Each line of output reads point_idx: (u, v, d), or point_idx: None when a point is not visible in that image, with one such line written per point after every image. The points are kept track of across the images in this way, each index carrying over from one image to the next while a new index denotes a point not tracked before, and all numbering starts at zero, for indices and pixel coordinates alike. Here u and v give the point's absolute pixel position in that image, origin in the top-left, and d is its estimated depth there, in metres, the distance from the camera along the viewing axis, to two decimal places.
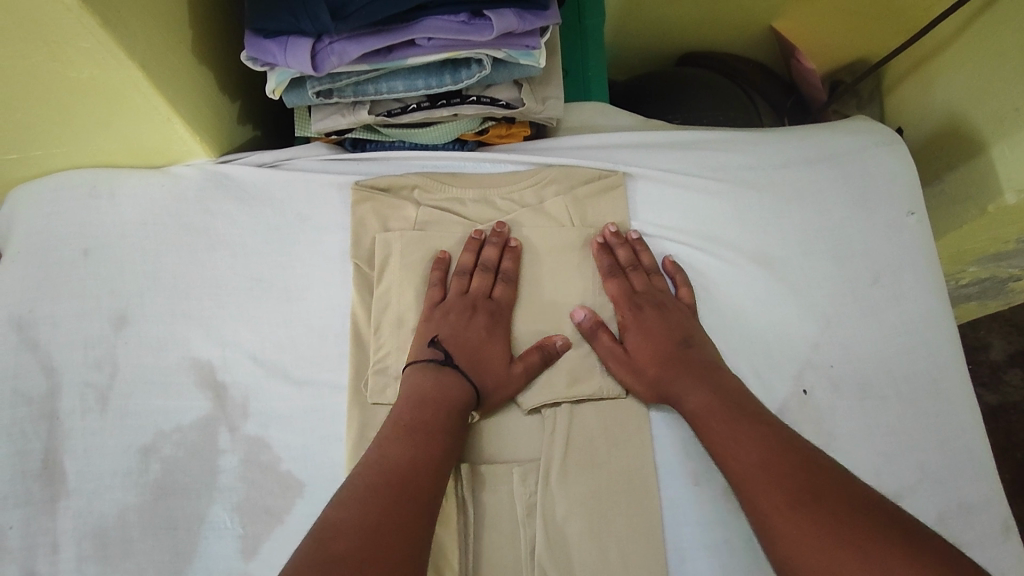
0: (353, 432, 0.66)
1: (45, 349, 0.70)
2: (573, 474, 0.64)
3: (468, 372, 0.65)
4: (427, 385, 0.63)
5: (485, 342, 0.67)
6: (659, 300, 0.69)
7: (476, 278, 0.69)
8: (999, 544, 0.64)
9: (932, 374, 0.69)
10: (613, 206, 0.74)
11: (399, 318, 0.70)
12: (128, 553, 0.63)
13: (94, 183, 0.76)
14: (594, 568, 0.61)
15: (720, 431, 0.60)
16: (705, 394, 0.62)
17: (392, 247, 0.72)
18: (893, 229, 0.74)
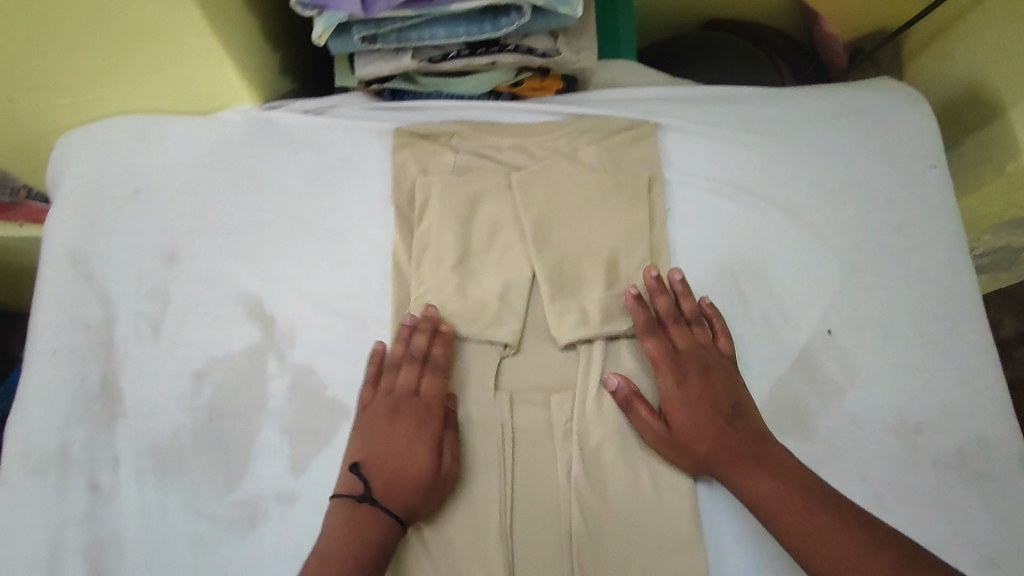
0: None
1: (100, 281, 0.73)
2: (606, 402, 0.69)
3: (386, 489, 0.61)
4: (347, 519, 0.60)
5: (408, 448, 0.63)
6: (703, 360, 0.67)
7: (402, 373, 0.67)
8: (1015, 476, 0.66)
9: (954, 317, 0.71)
10: (644, 154, 0.77)
11: (439, 258, 0.73)
12: (184, 468, 0.67)
13: (144, 126, 0.79)
14: (625, 489, 0.66)
15: (774, 510, 0.59)
16: (758, 479, 0.61)
17: (433, 190, 0.75)
18: (915, 180, 0.76)
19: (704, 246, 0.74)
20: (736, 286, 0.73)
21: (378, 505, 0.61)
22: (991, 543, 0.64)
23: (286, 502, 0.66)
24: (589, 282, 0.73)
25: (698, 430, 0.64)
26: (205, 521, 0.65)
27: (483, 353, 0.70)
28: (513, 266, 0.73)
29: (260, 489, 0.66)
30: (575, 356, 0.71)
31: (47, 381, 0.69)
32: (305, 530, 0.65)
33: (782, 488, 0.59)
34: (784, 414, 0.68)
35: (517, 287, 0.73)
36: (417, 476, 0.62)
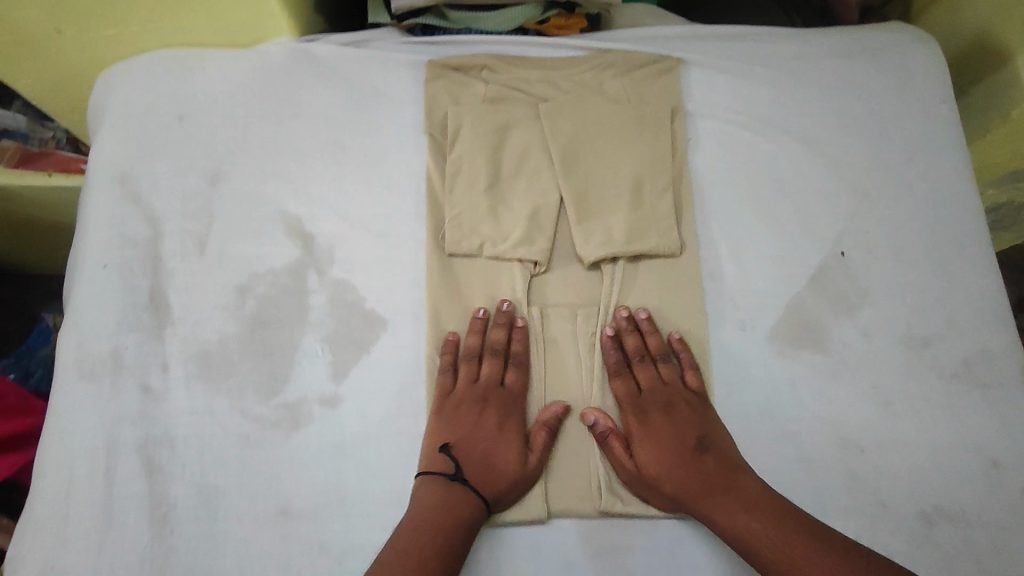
0: (433, 276, 0.73)
1: (147, 201, 0.76)
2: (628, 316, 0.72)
3: (477, 474, 0.65)
4: (439, 494, 0.63)
5: (497, 438, 0.67)
6: (667, 396, 0.69)
7: (485, 365, 0.70)
8: (1016, 387, 0.70)
9: (961, 241, 0.75)
10: (667, 88, 0.80)
11: (471, 181, 0.76)
12: (230, 373, 0.71)
13: (186, 57, 0.82)
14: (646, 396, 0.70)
15: (751, 542, 0.60)
16: (737, 512, 0.62)
17: (464, 118, 0.78)
18: (927, 113, 0.80)
19: (724, 174, 0.78)
20: (754, 210, 0.76)
21: (468, 486, 0.64)
22: (993, 446, 0.68)
23: (328, 405, 0.70)
24: (615, 205, 0.76)
25: (667, 468, 0.65)
26: (251, 422, 0.69)
27: (514, 270, 0.74)
28: (542, 191, 0.77)
29: (303, 392, 0.70)
30: (600, 275, 0.75)
31: (99, 292, 0.73)
32: (346, 429, 0.69)
33: (759, 522, 0.61)
34: (799, 328, 0.72)
35: (546, 209, 0.76)
36: (509, 467, 0.65)
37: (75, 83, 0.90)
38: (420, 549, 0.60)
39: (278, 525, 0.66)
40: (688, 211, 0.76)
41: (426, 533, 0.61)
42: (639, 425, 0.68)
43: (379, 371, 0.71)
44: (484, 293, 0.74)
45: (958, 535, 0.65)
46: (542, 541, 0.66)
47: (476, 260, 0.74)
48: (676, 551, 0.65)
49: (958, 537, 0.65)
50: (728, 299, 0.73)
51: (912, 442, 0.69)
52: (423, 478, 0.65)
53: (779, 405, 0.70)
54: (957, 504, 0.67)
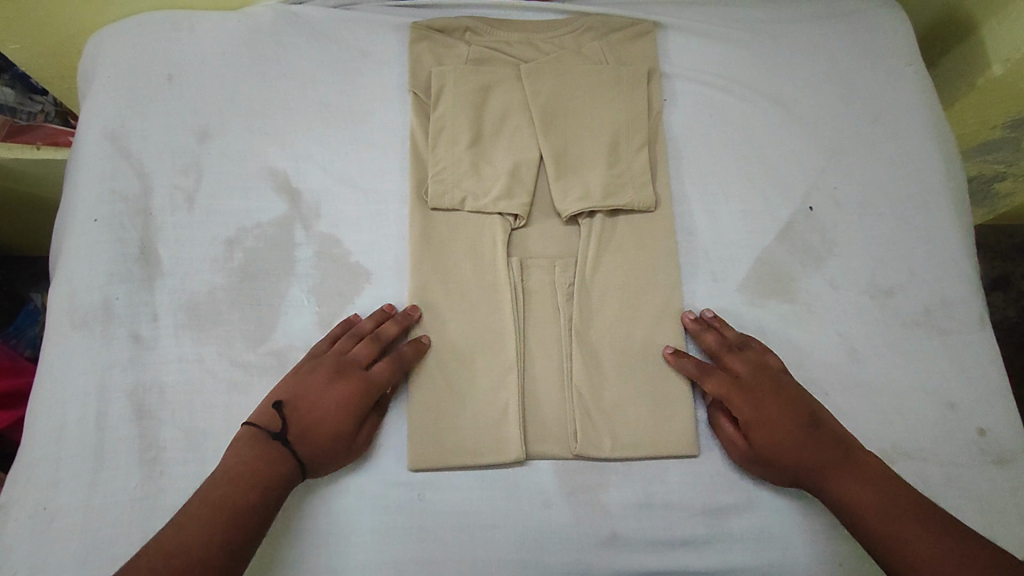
0: (416, 230, 0.75)
1: (137, 157, 0.78)
2: (605, 268, 0.75)
3: (303, 438, 0.63)
4: (260, 446, 0.62)
5: (336, 411, 0.64)
6: (767, 380, 0.66)
7: (360, 345, 0.68)
8: (976, 333, 0.73)
9: (923, 196, 0.78)
10: (645, 50, 0.83)
11: (453, 138, 0.78)
12: (218, 322, 0.72)
13: (176, 19, 0.84)
14: (619, 344, 0.72)
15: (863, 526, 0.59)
16: (855, 487, 0.60)
17: (445, 74, 0.80)
18: (893, 76, 0.83)
19: (699, 132, 0.80)
20: (728, 167, 0.79)
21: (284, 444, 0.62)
22: (953, 389, 0.71)
23: None
24: (592, 162, 0.78)
25: (784, 449, 0.63)
26: (238, 368, 0.71)
27: (495, 223, 0.76)
28: (522, 149, 0.79)
29: (289, 340, 0.72)
30: (577, 229, 0.77)
31: (89, 244, 0.74)
32: None
33: (872, 494, 0.59)
34: (769, 278, 0.75)
35: (525, 166, 0.78)
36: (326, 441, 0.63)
37: (66, 46, 0.91)
38: (215, 497, 0.58)
39: None
40: (662, 167, 0.78)
41: (229, 484, 0.59)
42: (753, 410, 0.65)
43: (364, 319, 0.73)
44: (465, 244, 0.75)
45: (918, 473, 0.68)
46: (520, 481, 0.67)
47: (457, 214, 0.76)
48: (650, 493, 0.67)
49: (917, 475, 0.68)
50: (702, 250, 0.76)
51: (877, 385, 0.71)
52: (245, 428, 0.63)
53: None
54: (915, 444, 0.69)
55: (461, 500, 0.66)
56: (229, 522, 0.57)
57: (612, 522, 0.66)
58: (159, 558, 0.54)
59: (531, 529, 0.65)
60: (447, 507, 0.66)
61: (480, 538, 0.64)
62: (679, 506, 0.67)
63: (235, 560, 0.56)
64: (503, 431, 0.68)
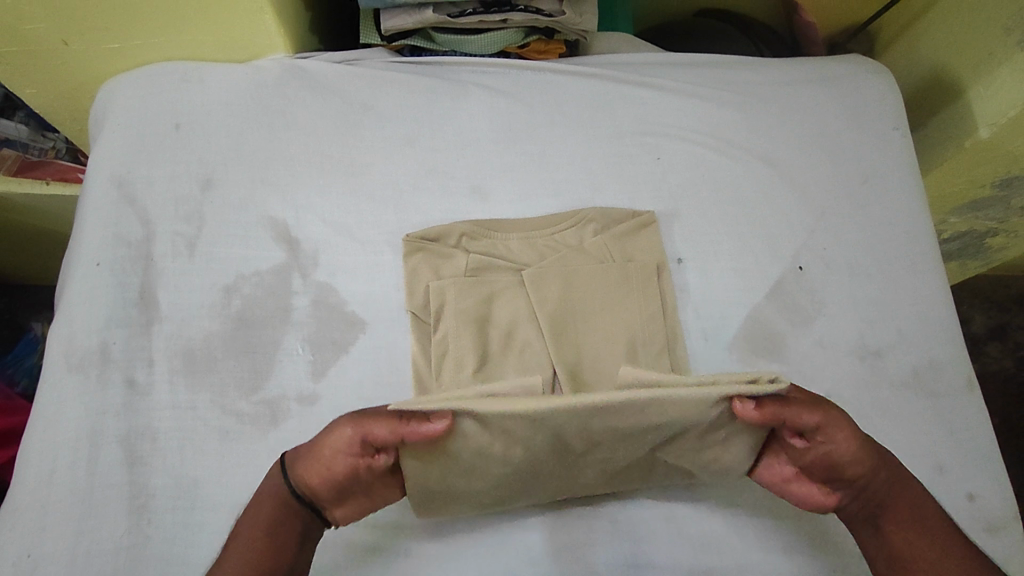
0: (416, 301, 0.76)
1: (141, 203, 0.80)
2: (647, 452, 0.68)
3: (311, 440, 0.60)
4: (278, 498, 0.59)
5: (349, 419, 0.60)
6: None
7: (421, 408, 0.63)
8: (965, 396, 0.74)
9: (912, 259, 0.80)
10: (644, 266, 0.77)
11: (459, 362, 0.73)
12: (212, 369, 0.73)
13: (185, 70, 0.87)
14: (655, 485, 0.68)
15: (918, 547, 0.58)
16: (914, 493, 0.61)
17: (446, 305, 0.75)
18: (882, 141, 0.86)
19: (691, 190, 0.82)
20: (720, 226, 0.81)
21: (291, 488, 0.59)
22: (942, 453, 0.71)
23: (306, 402, 0.72)
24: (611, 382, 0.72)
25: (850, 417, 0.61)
26: (230, 416, 0.71)
27: None
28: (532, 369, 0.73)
29: (282, 388, 0.72)
30: None
31: (90, 288, 0.75)
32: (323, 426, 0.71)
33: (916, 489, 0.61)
34: (759, 337, 0.75)
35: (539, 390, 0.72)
36: (325, 468, 0.58)
37: (77, 92, 0.94)
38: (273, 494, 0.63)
39: None
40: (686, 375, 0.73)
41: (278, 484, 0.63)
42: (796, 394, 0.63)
43: (357, 369, 0.73)
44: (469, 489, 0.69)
45: None
46: (507, 535, 0.67)
47: None
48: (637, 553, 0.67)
49: None
50: (693, 310, 0.77)
51: None
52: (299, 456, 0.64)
53: None
54: None
55: (448, 556, 0.66)
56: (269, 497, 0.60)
57: None
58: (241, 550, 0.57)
59: None
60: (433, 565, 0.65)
61: None
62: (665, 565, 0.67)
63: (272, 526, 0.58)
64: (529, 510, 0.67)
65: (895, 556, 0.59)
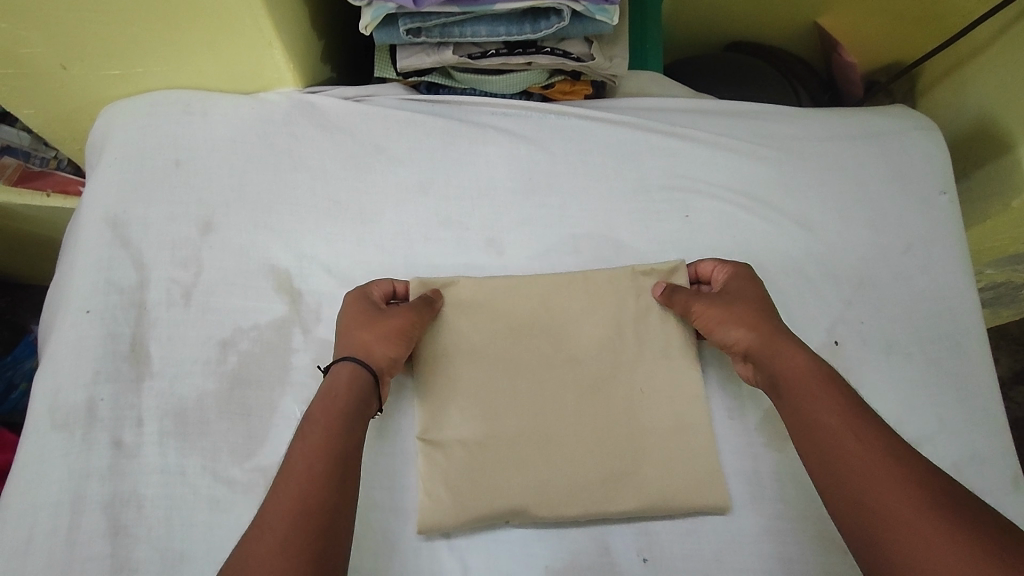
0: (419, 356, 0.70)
1: (136, 245, 0.76)
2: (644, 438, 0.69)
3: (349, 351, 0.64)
4: (356, 377, 0.62)
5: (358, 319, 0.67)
6: None
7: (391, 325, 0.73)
8: (1009, 492, 0.69)
9: (954, 337, 0.75)
10: (663, 328, 0.73)
11: (469, 420, 0.68)
12: (204, 432, 0.68)
13: (189, 101, 0.82)
14: (646, 467, 0.67)
15: (818, 406, 0.58)
16: (798, 355, 0.62)
17: (465, 340, 0.71)
18: (926, 205, 0.80)
19: (722, 252, 0.77)
20: None
21: (365, 366, 0.63)
22: None
23: None
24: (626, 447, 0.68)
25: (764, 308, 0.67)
26: (221, 484, 0.67)
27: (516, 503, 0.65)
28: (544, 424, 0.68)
29: (278, 456, 0.68)
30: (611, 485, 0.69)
31: (78, 337, 0.71)
32: None
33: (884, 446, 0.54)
34: None
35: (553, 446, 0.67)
36: (395, 340, 0.66)
37: (74, 117, 0.89)
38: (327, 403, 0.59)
39: None
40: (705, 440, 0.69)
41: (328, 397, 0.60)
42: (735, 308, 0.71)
43: None
44: (473, 504, 0.65)
45: None
46: None
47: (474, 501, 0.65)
48: None
49: None
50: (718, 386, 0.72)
51: None
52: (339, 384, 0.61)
53: (770, 502, 0.69)
54: None
55: None
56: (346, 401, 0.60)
57: None
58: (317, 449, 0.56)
59: None
60: None
61: None
62: None
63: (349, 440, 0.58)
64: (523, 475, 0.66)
65: (797, 415, 0.59)
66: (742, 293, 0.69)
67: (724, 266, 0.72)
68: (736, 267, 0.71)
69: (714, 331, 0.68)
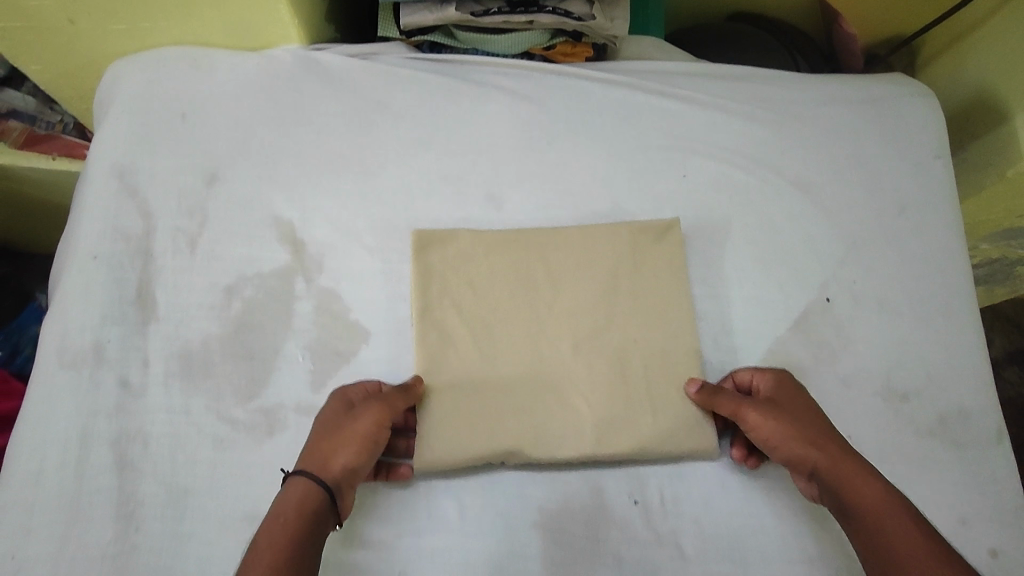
0: (418, 301, 0.72)
1: (142, 195, 0.77)
2: (634, 380, 0.70)
3: (308, 459, 0.61)
4: (305, 493, 0.58)
5: (325, 421, 0.64)
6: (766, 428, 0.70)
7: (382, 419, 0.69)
8: (992, 445, 0.71)
9: (945, 297, 0.77)
10: (656, 274, 0.74)
11: (465, 360, 0.70)
12: (209, 374, 0.70)
13: (194, 57, 0.83)
14: (634, 406, 0.69)
15: (880, 522, 0.56)
16: (861, 476, 0.59)
17: (469, 286, 0.73)
18: (920, 169, 0.82)
19: (717, 211, 0.78)
20: (745, 251, 0.77)
21: (320, 481, 0.59)
22: (965, 505, 0.68)
23: (304, 412, 0.70)
24: (616, 388, 0.70)
25: (805, 412, 0.65)
26: (225, 423, 0.69)
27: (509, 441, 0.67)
28: (536, 366, 0.70)
29: (280, 398, 0.70)
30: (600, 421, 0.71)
31: (85, 282, 0.73)
32: None
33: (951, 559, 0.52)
34: None
35: (546, 389, 0.70)
36: (358, 447, 0.61)
37: (82, 72, 0.91)
38: (281, 511, 0.57)
39: (243, 533, 0.65)
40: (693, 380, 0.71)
41: (281, 508, 0.57)
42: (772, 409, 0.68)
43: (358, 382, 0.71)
44: (467, 443, 0.67)
45: None
46: (506, 567, 0.64)
47: (467, 438, 0.67)
48: None
49: None
50: (711, 338, 0.73)
51: None
52: (292, 496, 0.58)
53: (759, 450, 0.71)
54: None
55: None
56: (303, 502, 0.57)
57: None
58: (272, 550, 0.54)
59: None
60: None
61: None
62: None
63: (314, 536, 0.56)
64: (515, 415, 0.68)
65: (875, 539, 0.55)
66: (794, 408, 0.65)
67: (766, 375, 0.68)
68: (779, 376, 0.68)
69: (777, 446, 0.63)
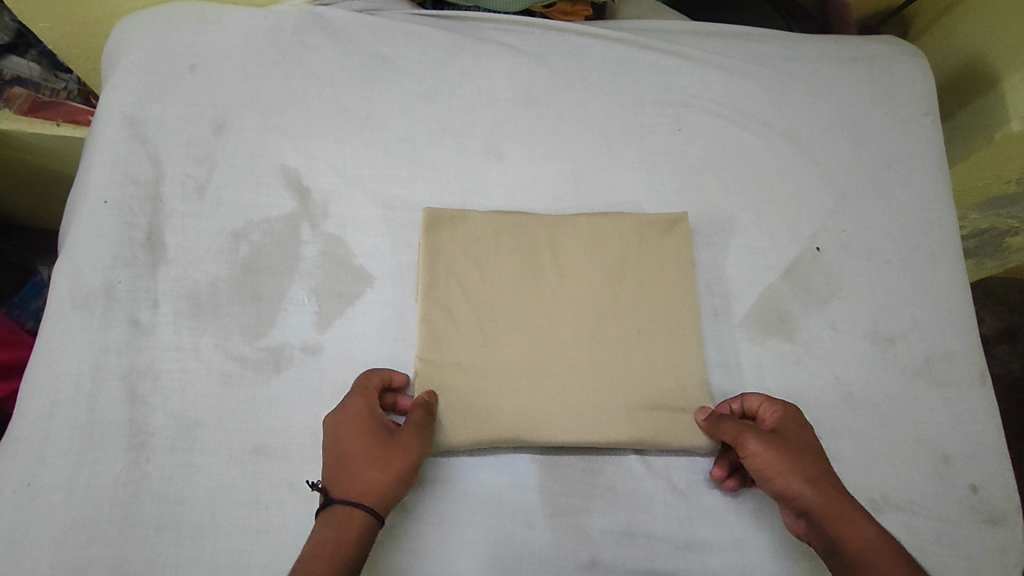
0: (425, 252, 0.74)
1: (152, 143, 0.79)
2: (639, 339, 0.71)
3: (349, 486, 0.58)
4: (361, 528, 0.57)
5: (360, 441, 0.61)
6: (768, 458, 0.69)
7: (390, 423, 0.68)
8: (975, 387, 0.74)
9: (931, 247, 0.79)
10: (657, 227, 0.76)
11: (471, 325, 0.71)
12: (217, 314, 0.72)
13: (202, 10, 0.85)
14: (638, 360, 0.70)
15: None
16: (861, 528, 0.57)
17: (474, 265, 0.74)
18: (908, 125, 0.84)
19: (711, 163, 0.81)
20: (739, 201, 0.79)
21: (375, 515, 0.58)
22: (947, 442, 0.71)
23: (310, 351, 0.72)
24: (620, 347, 0.71)
25: (811, 451, 0.63)
26: (232, 360, 0.71)
27: (514, 409, 0.67)
28: (540, 334, 0.71)
29: (286, 337, 0.72)
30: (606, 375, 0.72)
31: (96, 225, 0.74)
32: (326, 376, 0.71)
33: None
34: (771, 315, 0.75)
35: (551, 354, 0.70)
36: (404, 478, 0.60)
37: (91, 29, 0.92)
38: (333, 545, 0.55)
39: (251, 463, 0.67)
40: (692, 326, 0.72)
41: (336, 542, 0.56)
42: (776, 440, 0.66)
43: (362, 322, 0.73)
44: (471, 411, 0.67)
45: (907, 524, 0.67)
46: (505, 496, 0.66)
47: (472, 407, 0.67)
48: (634, 521, 0.66)
49: (905, 525, 0.67)
50: (706, 283, 0.76)
51: (874, 431, 0.70)
52: (347, 529, 0.56)
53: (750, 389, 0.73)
54: (907, 494, 0.68)
55: (447, 510, 0.65)
56: (358, 536, 0.56)
57: (594, 546, 0.65)
58: None
59: (514, 544, 0.64)
60: (434, 520, 0.64)
61: (458, 550, 0.63)
62: (661, 535, 0.66)
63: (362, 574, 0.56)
64: (518, 380, 0.69)
65: None
66: (799, 441, 0.63)
67: (774, 404, 0.66)
68: (788, 408, 0.66)
69: (772, 479, 0.61)
